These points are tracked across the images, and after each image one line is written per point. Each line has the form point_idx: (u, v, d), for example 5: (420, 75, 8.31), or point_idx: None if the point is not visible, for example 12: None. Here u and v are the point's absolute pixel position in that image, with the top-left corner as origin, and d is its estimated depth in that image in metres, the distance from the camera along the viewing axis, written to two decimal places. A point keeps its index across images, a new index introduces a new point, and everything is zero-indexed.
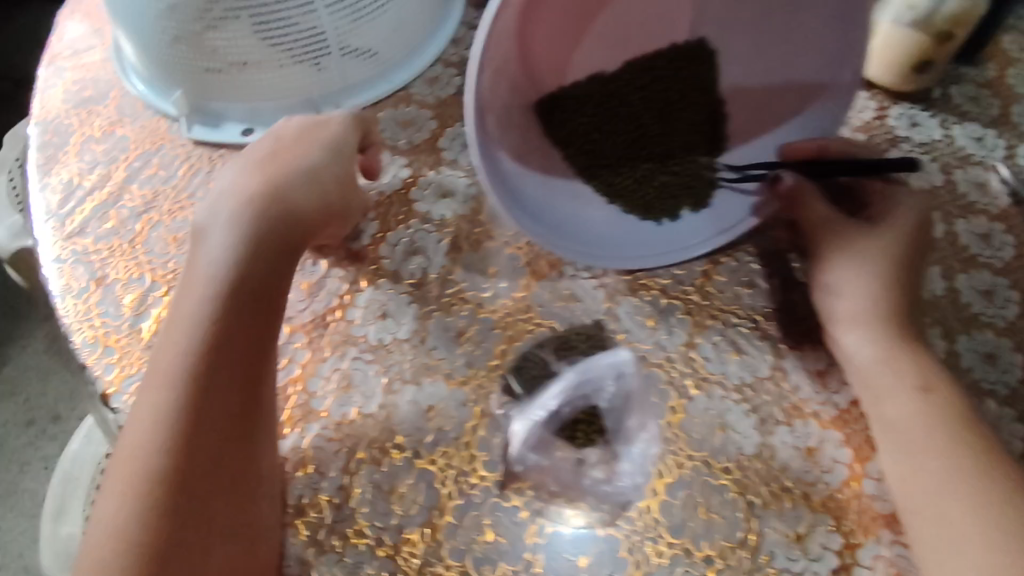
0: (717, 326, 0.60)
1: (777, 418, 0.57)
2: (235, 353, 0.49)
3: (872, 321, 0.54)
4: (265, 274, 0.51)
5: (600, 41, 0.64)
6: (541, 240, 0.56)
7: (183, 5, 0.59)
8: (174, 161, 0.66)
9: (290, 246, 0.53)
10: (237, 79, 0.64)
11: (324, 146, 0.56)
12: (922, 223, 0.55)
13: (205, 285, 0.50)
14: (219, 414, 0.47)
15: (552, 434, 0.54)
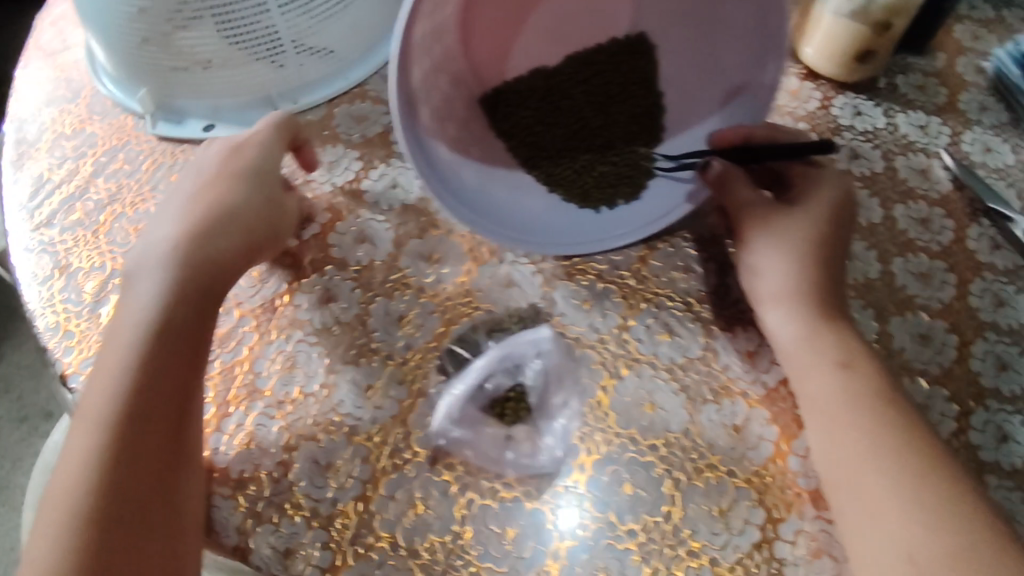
0: (650, 309, 0.61)
1: (705, 397, 0.59)
2: (165, 383, 0.49)
3: (793, 299, 0.56)
4: (193, 307, 0.52)
5: (541, 35, 0.67)
6: (471, 226, 0.59)
7: (153, 7, 0.62)
8: (139, 157, 0.70)
9: (219, 276, 0.54)
10: (201, 77, 0.67)
11: (248, 181, 0.58)
12: (841, 204, 0.57)
13: (134, 324, 0.51)
14: (151, 444, 0.47)
15: (474, 408, 0.57)
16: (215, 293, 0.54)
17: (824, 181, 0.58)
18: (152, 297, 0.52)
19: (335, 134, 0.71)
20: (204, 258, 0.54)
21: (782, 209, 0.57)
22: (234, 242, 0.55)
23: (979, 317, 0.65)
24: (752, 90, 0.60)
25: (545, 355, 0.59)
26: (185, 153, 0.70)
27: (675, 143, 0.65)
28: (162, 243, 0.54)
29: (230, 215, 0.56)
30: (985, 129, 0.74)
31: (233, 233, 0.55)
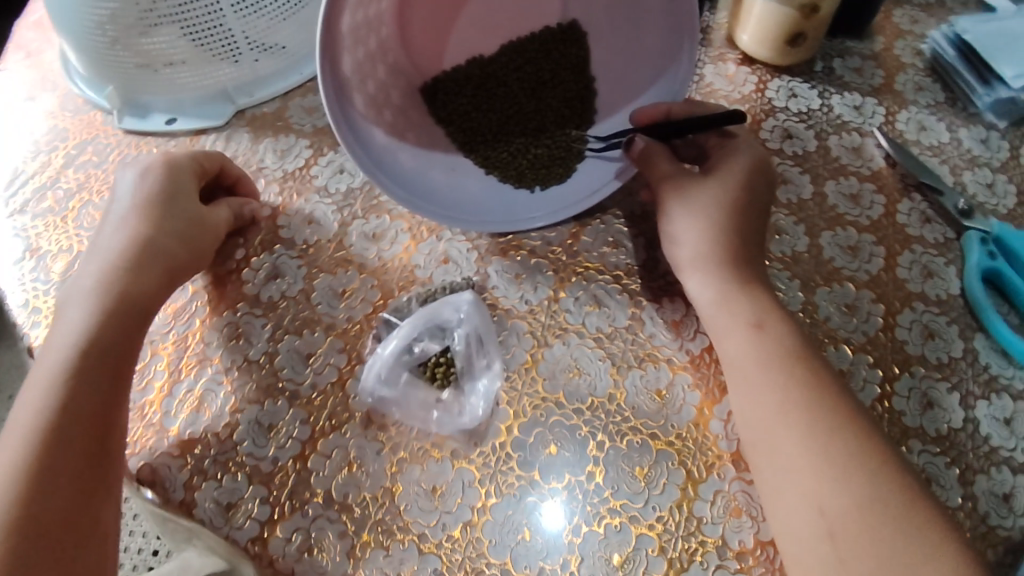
0: (580, 282, 0.64)
1: (630, 362, 0.61)
2: (90, 402, 0.51)
3: (709, 266, 0.59)
4: (117, 332, 0.54)
5: (475, 28, 0.72)
6: (403, 203, 0.60)
7: (122, 11, 0.66)
8: (108, 149, 0.75)
9: (142, 303, 0.57)
10: (165, 75, 0.72)
11: (168, 211, 0.60)
12: (752, 175, 0.60)
13: (59, 349, 0.53)
14: (73, 457, 0.49)
15: (405, 370, 0.60)
16: (137, 320, 0.56)
17: (740, 153, 0.61)
18: (77, 325, 0.54)
19: (289, 124, 0.75)
20: (127, 287, 0.56)
21: (698, 179, 0.60)
22: (152, 271, 0.58)
23: (907, 288, 0.67)
24: (672, 71, 0.63)
25: (467, 318, 0.62)
26: (148, 145, 0.75)
27: (606, 125, 0.68)
28: (89, 277, 0.56)
29: (151, 244, 0.58)
30: (921, 108, 0.76)
31: (152, 259, 0.58)
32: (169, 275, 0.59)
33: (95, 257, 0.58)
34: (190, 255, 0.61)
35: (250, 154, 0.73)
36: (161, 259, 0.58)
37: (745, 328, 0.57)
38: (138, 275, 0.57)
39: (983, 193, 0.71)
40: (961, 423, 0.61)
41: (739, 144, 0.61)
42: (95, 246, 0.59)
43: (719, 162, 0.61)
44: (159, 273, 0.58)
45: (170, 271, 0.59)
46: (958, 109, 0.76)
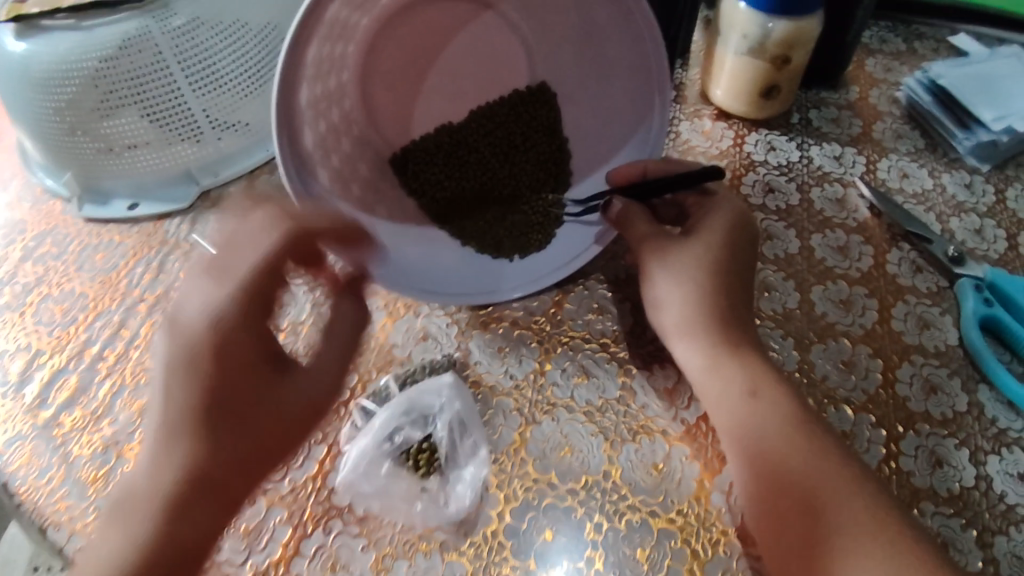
0: (567, 352, 0.62)
1: (623, 436, 0.57)
2: (191, 532, 0.45)
3: (695, 331, 0.56)
4: (223, 494, 0.47)
5: (439, 92, 0.69)
6: (375, 281, 0.57)
7: (80, 95, 0.65)
8: (68, 238, 0.73)
9: (247, 471, 0.48)
10: (126, 159, 0.70)
11: (252, 307, 0.48)
12: (733, 229, 0.58)
13: (152, 482, 0.46)
14: None
15: (387, 459, 0.55)
16: (240, 480, 0.48)
17: (720, 211, 0.59)
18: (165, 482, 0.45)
19: (256, 202, 0.73)
20: (210, 433, 0.47)
21: (681, 240, 0.58)
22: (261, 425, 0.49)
23: (904, 341, 0.64)
24: (645, 128, 0.63)
25: (448, 401, 0.57)
26: (109, 232, 0.73)
27: (583, 187, 0.67)
28: (167, 372, 0.48)
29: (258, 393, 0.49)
30: (901, 155, 0.75)
31: (251, 409, 0.48)
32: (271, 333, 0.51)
33: (172, 374, 0.47)
34: (269, 354, 0.50)
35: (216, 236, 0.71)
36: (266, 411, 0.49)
37: (740, 391, 0.54)
38: (239, 440, 0.48)
39: (971, 239, 0.70)
40: (973, 481, 0.58)
41: (718, 202, 0.59)
42: (168, 353, 0.48)
43: (699, 223, 0.58)
44: (268, 424, 0.49)
45: (280, 427, 0.50)
46: (939, 154, 0.76)
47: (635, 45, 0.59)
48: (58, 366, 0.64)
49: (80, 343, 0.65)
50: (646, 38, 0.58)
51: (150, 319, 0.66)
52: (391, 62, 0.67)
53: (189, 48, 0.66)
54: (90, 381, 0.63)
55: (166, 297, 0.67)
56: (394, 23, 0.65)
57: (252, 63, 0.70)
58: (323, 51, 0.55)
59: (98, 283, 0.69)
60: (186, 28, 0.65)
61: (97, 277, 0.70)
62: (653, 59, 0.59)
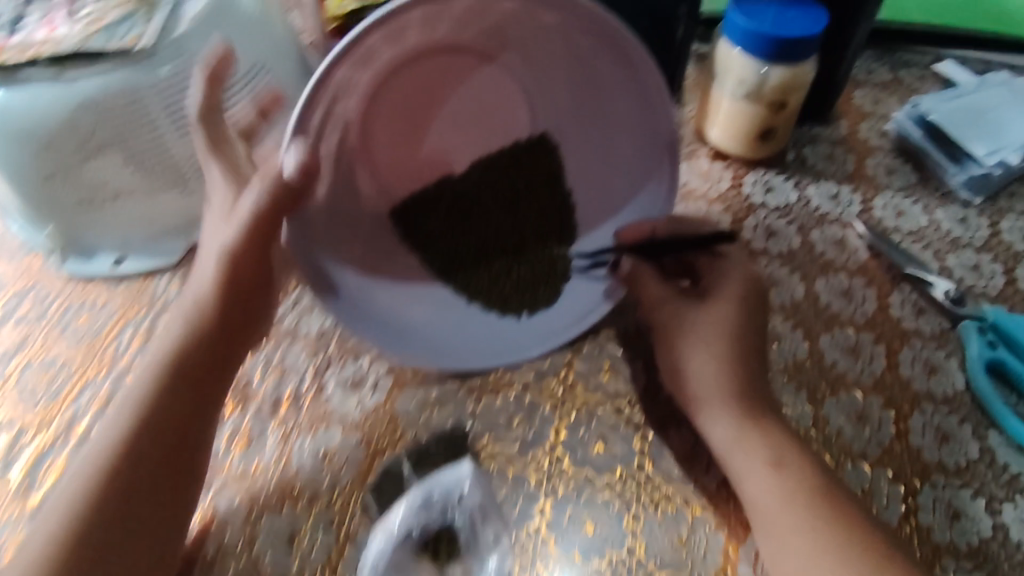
0: (582, 419, 0.60)
1: (645, 508, 0.56)
2: (181, 398, 0.52)
3: (715, 397, 0.55)
4: (166, 427, 0.50)
5: (441, 138, 0.66)
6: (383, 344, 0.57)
7: (64, 140, 0.63)
8: (51, 298, 0.71)
9: (184, 409, 0.52)
10: (109, 208, 0.69)
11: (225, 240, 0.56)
12: (749, 293, 0.58)
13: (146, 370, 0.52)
14: (150, 448, 0.49)
15: (405, 554, 0.52)
16: (179, 420, 0.51)
17: (732, 280, 0.58)
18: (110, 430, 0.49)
19: None
20: (201, 341, 0.54)
21: (695, 308, 0.57)
22: (196, 372, 0.53)
23: (912, 388, 0.64)
24: (657, 175, 0.62)
25: (466, 496, 0.54)
26: (94, 289, 0.71)
27: (590, 238, 0.65)
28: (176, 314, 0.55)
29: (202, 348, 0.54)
30: (896, 191, 0.75)
31: (194, 362, 0.53)
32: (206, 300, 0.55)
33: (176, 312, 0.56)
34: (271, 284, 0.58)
35: None
36: (203, 357, 0.54)
37: (763, 461, 0.52)
38: (178, 389, 0.52)
39: (969, 275, 0.70)
40: (991, 533, 0.57)
41: (731, 270, 0.59)
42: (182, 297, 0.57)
43: (715, 292, 0.58)
44: (203, 367, 0.54)
45: (214, 369, 0.54)
46: (931, 188, 0.75)
47: (641, 98, 0.59)
48: (44, 446, 0.60)
49: (66, 419, 0.61)
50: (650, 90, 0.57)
51: None
52: (391, 108, 0.62)
53: (177, 95, 0.66)
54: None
55: None
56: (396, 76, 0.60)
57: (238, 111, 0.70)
58: (325, 114, 0.53)
59: (84, 350, 0.66)
60: (179, 76, 0.65)
61: (81, 342, 0.67)
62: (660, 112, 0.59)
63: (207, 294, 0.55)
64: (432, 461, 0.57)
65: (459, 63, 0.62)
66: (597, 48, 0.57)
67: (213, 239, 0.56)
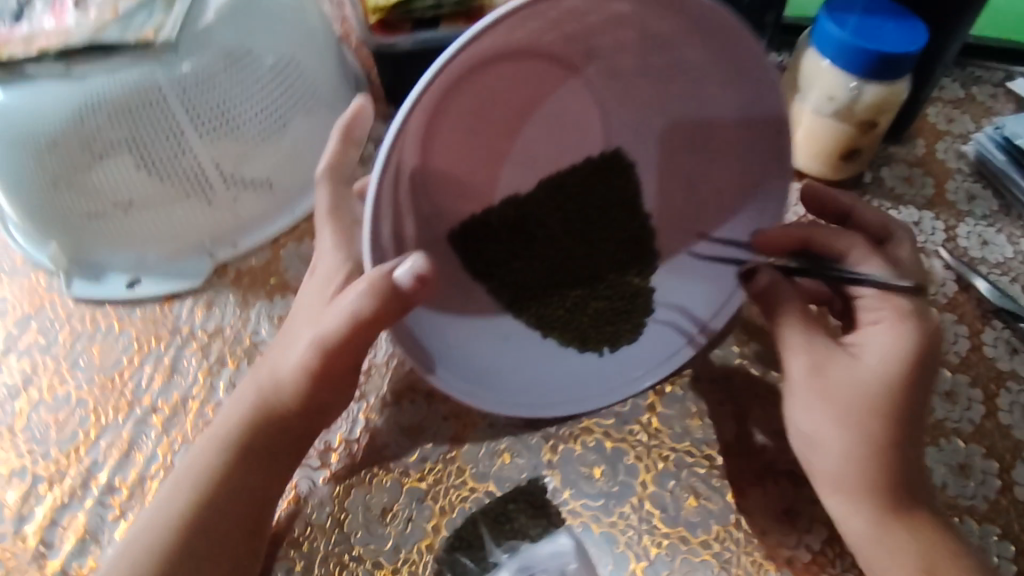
0: (670, 470, 0.54)
1: (747, 569, 0.51)
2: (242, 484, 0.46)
3: (853, 488, 0.47)
4: (215, 539, 0.45)
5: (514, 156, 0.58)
6: (466, 398, 0.48)
7: (63, 142, 0.55)
8: (55, 324, 0.65)
9: (240, 517, 0.46)
10: (122, 221, 0.61)
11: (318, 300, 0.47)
12: (918, 361, 0.47)
13: (210, 448, 0.47)
14: (205, 543, 0.44)
15: None
16: (231, 532, 0.45)
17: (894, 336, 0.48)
18: (155, 531, 0.45)
19: (284, 278, 0.64)
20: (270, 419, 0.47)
21: (843, 363, 0.48)
22: (258, 473, 0.47)
23: (1015, 436, 0.58)
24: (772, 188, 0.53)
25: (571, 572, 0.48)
26: (106, 315, 0.64)
27: (676, 266, 0.58)
28: (259, 376, 0.49)
29: (266, 434, 0.47)
30: (978, 220, 0.69)
31: (257, 461, 0.47)
32: (288, 390, 0.47)
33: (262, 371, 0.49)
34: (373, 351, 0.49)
35: (241, 324, 0.61)
36: (269, 454, 0.47)
37: (870, 533, 0.47)
38: (233, 493, 0.46)
39: None
40: None
41: (899, 325, 0.48)
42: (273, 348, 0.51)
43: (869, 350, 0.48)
44: (267, 468, 0.47)
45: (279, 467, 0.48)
46: (1015, 216, 0.69)
47: (755, 115, 0.50)
48: (60, 501, 0.56)
49: (85, 468, 0.57)
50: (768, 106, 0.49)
51: (167, 436, 0.57)
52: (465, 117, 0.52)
53: (200, 96, 0.57)
54: (102, 523, 0.54)
55: (185, 405, 0.58)
56: (478, 77, 0.49)
57: (266, 106, 0.61)
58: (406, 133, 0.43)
59: (98, 386, 0.60)
60: (198, 70, 0.56)
61: (96, 379, 0.61)
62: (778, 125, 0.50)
63: (288, 384, 0.47)
64: (517, 523, 0.51)
65: (543, 72, 0.53)
66: (716, 58, 0.48)
67: (314, 306, 0.48)
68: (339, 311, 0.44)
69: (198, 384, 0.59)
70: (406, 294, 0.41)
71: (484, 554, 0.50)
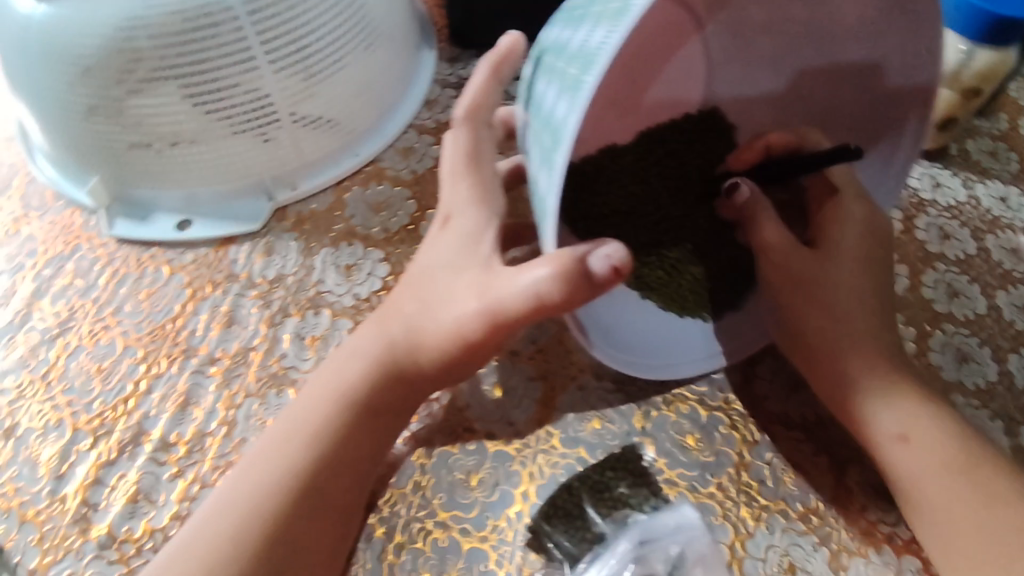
0: (767, 441, 0.51)
1: (849, 547, 0.47)
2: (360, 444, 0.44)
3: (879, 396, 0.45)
4: (329, 500, 0.42)
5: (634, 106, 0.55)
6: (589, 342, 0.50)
7: (103, 64, 0.51)
8: (95, 266, 0.60)
9: (354, 481, 0.43)
10: (172, 157, 0.56)
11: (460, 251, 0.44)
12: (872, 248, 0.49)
13: (327, 402, 0.44)
14: (323, 501, 0.42)
15: None
16: (344, 495, 0.43)
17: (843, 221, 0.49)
18: (267, 483, 0.41)
19: (349, 225, 0.59)
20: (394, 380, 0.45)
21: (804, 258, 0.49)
22: (377, 434, 0.45)
23: None
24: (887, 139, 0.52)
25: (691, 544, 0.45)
26: (150, 257, 0.60)
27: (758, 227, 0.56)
28: (381, 331, 0.46)
29: (387, 394, 0.45)
30: None
31: (375, 421, 0.45)
32: (423, 353, 0.45)
33: (380, 324, 0.46)
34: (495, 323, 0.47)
35: (304, 273, 0.57)
36: (388, 415, 0.46)
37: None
38: (352, 450, 0.43)
39: None
40: None
41: (845, 207, 0.49)
42: (389, 299, 0.47)
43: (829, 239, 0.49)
44: (385, 431, 0.45)
45: (393, 430, 0.46)
46: None
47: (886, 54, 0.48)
48: (106, 458, 0.52)
49: (135, 423, 0.53)
50: (918, 57, 0.46)
51: (228, 390, 0.53)
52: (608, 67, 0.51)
53: (276, 22, 0.51)
54: (157, 482, 0.51)
55: (247, 357, 0.54)
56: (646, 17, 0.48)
57: (338, 35, 0.55)
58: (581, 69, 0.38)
59: (146, 335, 0.56)
60: None
61: (145, 325, 0.57)
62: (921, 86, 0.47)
63: (428, 347, 0.44)
64: (618, 491, 0.48)
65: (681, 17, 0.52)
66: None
67: (456, 260, 0.44)
68: (506, 285, 0.40)
69: (260, 335, 0.55)
70: (598, 282, 0.37)
71: (583, 523, 0.47)
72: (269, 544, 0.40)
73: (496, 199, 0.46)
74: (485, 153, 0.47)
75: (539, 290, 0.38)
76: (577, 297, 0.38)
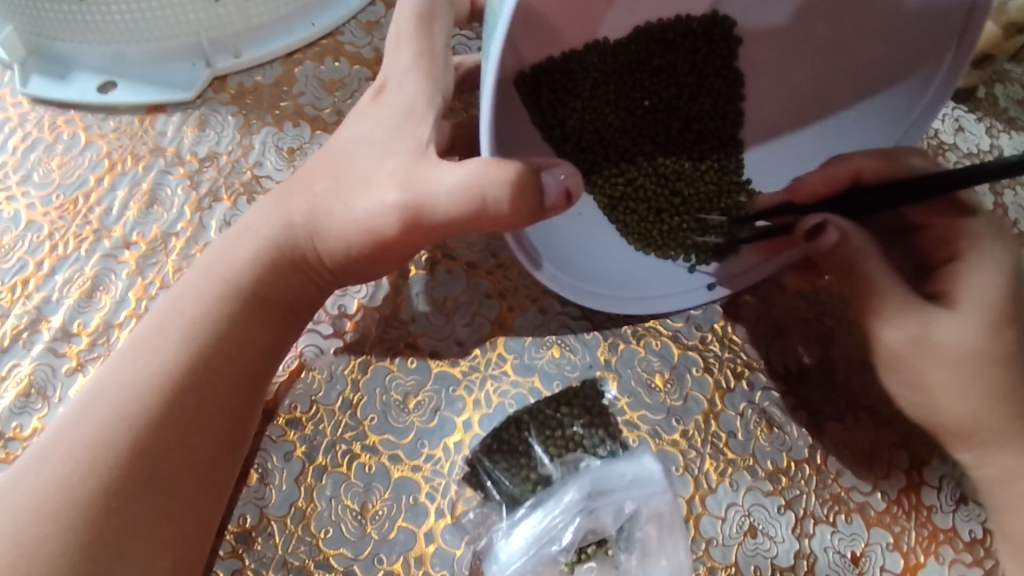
0: (742, 389, 0.45)
1: (816, 513, 0.42)
2: (252, 341, 0.39)
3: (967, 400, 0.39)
4: (216, 403, 0.37)
5: None
6: (574, 286, 0.44)
7: None
8: (4, 127, 0.52)
9: (240, 388, 0.38)
10: (94, 8, 0.47)
11: (385, 132, 0.40)
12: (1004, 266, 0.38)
13: (209, 291, 0.39)
14: (206, 403, 0.37)
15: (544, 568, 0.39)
16: (227, 404, 0.38)
17: (992, 272, 0.38)
18: (139, 383, 0.36)
19: (297, 105, 0.52)
20: (289, 272, 0.40)
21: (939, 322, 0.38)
22: (267, 334, 0.40)
23: None
24: (924, 69, 0.44)
25: (647, 498, 0.40)
26: (68, 121, 0.52)
27: (758, 166, 0.48)
28: (276, 216, 0.41)
29: (282, 288, 0.40)
30: None
31: (263, 318, 0.40)
32: (327, 242, 0.40)
33: (275, 209, 0.41)
34: None
35: (241, 154, 0.50)
36: (281, 313, 0.41)
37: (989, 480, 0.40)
38: (240, 345, 0.39)
39: None
40: None
41: (978, 254, 0.38)
42: (288, 182, 0.42)
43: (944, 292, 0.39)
44: (276, 331, 0.40)
45: (285, 332, 0.41)
46: None
47: None
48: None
49: (34, 308, 0.46)
50: None
51: (142, 278, 0.47)
52: None
53: None
54: (53, 376, 0.44)
55: (166, 243, 0.48)
56: None
57: None
58: None
59: (55, 210, 0.49)
60: None
61: (54, 198, 0.50)
62: (973, 9, 0.40)
63: (333, 235, 0.40)
64: (572, 431, 0.43)
65: None
66: None
67: (385, 137, 0.39)
68: (437, 177, 0.36)
69: (183, 220, 0.48)
70: (548, 204, 0.35)
71: (528, 461, 0.42)
72: (141, 453, 0.34)
73: (444, 74, 0.41)
74: (441, 15, 0.42)
75: (484, 192, 0.34)
76: (523, 211, 0.34)
